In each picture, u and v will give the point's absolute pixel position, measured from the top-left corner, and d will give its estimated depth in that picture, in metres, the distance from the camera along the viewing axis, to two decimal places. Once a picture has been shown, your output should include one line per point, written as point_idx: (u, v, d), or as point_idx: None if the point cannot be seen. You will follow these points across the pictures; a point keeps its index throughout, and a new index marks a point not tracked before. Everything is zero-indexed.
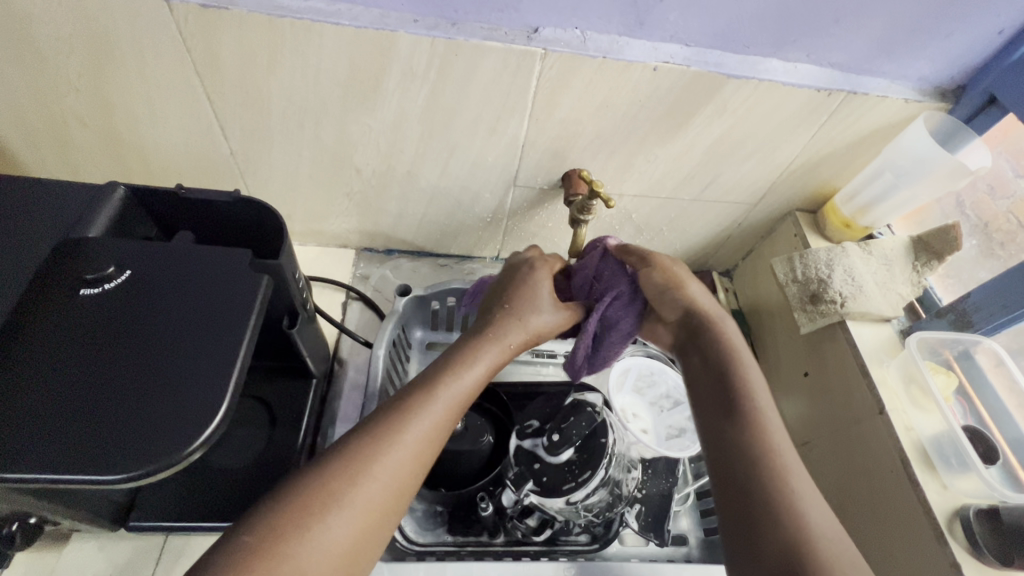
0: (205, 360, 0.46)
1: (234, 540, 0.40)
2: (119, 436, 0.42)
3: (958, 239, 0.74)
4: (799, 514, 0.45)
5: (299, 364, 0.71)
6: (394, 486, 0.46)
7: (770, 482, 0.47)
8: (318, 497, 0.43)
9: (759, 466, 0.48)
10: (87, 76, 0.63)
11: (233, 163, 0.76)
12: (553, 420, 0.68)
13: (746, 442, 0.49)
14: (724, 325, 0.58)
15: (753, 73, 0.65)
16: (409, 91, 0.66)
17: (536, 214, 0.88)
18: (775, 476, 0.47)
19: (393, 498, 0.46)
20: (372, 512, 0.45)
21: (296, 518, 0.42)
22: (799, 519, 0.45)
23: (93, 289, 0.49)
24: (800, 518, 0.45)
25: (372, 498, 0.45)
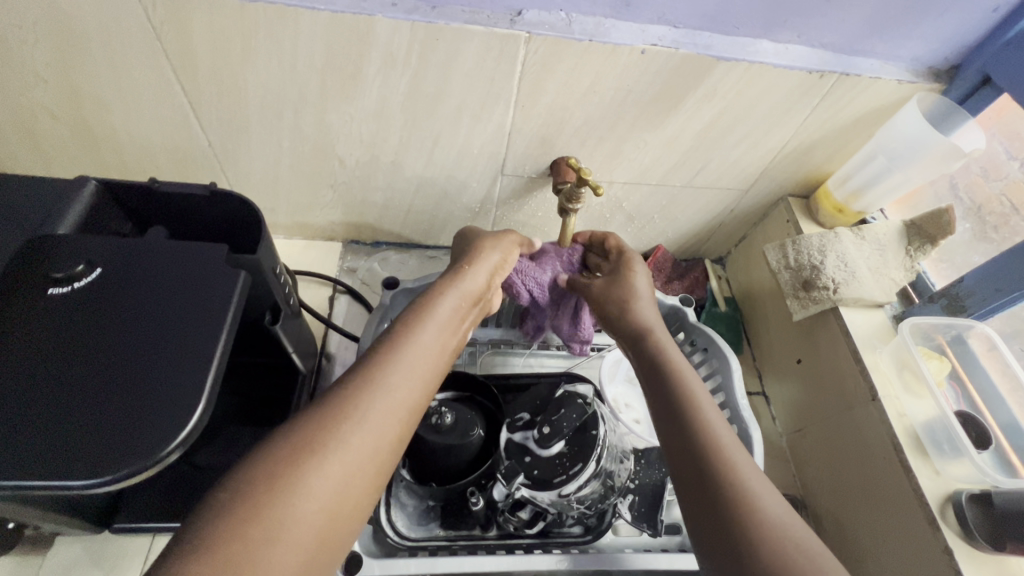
0: (177, 360, 0.45)
1: (215, 500, 0.37)
2: (88, 440, 0.41)
3: (951, 222, 0.73)
4: (754, 507, 0.42)
5: (282, 360, 0.69)
6: (388, 434, 0.44)
7: (720, 474, 0.44)
8: (302, 452, 0.40)
9: (702, 461, 0.45)
10: (54, 65, 0.60)
11: (212, 155, 0.74)
12: (543, 413, 0.67)
13: (687, 430, 0.48)
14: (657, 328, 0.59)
15: (744, 55, 0.63)
16: (390, 78, 0.64)
17: (525, 204, 0.87)
18: (726, 474, 0.44)
19: (386, 446, 0.44)
20: (361, 463, 0.42)
21: (280, 477, 0.38)
22: (754, 509, 0.42)
23: (59, 287, 0.47)
24: (759, 510, 0.42)
25: (366, 444, 0.42)
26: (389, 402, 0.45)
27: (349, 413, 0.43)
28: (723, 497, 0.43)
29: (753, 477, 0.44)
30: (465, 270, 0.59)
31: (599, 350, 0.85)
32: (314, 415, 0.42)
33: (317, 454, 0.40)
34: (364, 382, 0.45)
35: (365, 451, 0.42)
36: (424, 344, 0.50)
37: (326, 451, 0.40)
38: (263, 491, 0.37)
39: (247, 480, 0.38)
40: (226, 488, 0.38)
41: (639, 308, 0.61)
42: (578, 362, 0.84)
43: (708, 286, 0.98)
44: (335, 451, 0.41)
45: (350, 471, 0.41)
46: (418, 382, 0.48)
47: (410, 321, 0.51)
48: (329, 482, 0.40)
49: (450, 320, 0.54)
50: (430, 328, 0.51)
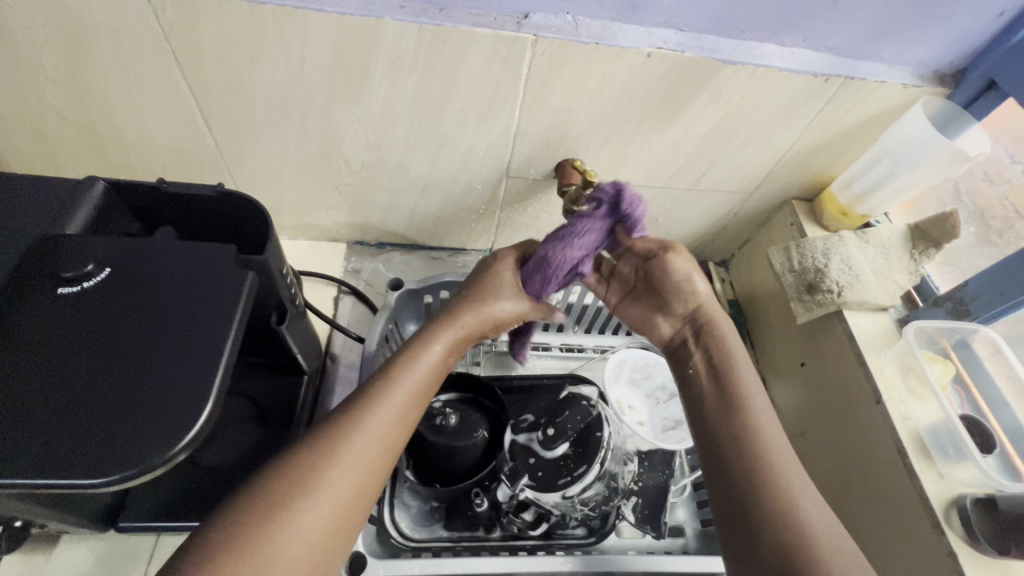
0: (186, 360, 0.45)
1: (203, 537, 0.41)
2: (97, 439, 0.41)
3: (956, 226, 0.73)
4: (799, 524, 0.48)
5: (289, 360, 0.70)
6: (367, 473, 0.48)
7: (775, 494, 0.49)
8: (285, 492, 0.44)
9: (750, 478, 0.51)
10: (63, 66, 0.61)
11: (218, 156, 0.74)
12: (548, 414, 0.67)
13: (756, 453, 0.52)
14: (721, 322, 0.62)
15: (749, 58, 0.64)
16: (397, 80, 0.64)
17: (528, 206, 0.87)
18: (775, 495, 0.49)
19: (363, 490, 0.48)
20: (335, 506, 0.45)
21: (261, 521, 0.42)
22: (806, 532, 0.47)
23: (70, 287, 0.47)
24: (804, 521, 0.48)
25: (346, 480, 0.46)
26: (363, 447, 0.48)
27: (331, 451, 0.47)
28: (769, 518, 0.48)
29: (799, 495, 0.50)
30: (462, 320, 0.60)
31: (603, 351, 0.86)
32: (297, 459, 0.46)
33: (298, 496, 0.44)
34: (345, 429, 0.48)
35: (345, 488, 0.46)
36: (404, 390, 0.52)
37: (301, 497, 0.44)
38: (247, 531, 0.42)
39: (232, 523, 0.42)
40: (219, 523, 0.42)
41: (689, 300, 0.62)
42: (582, 363, 0.84)
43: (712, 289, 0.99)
44: (308, 495, 0.44)
45: (330, 507, 0.45)
46: (395, 430, 0.51)
47: (392, 368, 0.54)
48: (311, 516, 0.44)
49: (437, 368, 0.57)
50: (412, 376, 0.54)
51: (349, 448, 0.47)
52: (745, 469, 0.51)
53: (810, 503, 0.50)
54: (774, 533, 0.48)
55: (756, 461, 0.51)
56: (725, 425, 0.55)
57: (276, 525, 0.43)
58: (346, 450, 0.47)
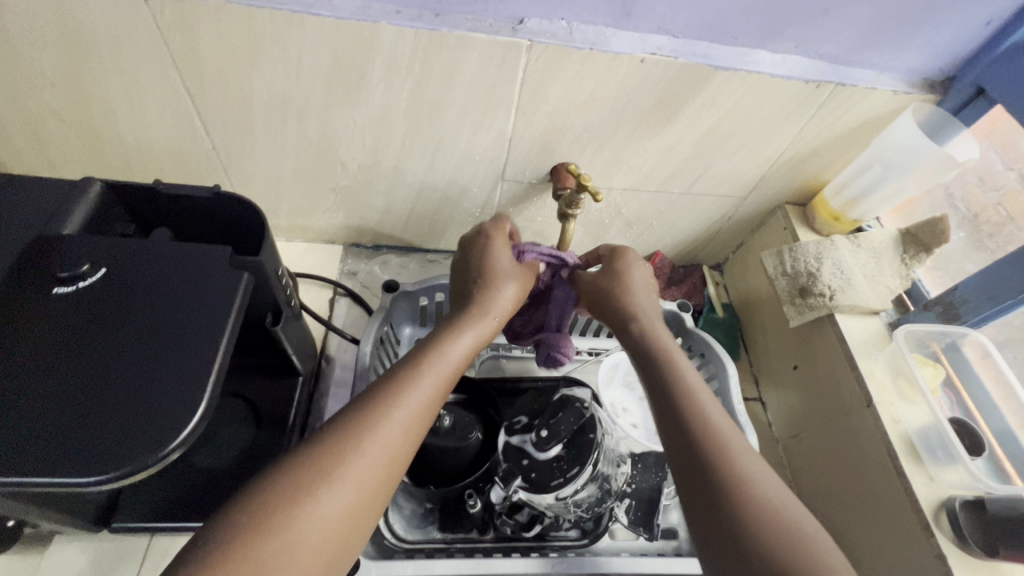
0: (180, 360, 0.45)
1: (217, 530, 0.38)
2: (89, 438, 0.41)
3: (946, 231, 0.74)
4: (759, 502, 0.44)
5: (283, 362, 0.70)
6: (397, 454, 0.46)
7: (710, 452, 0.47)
8: (310, 476, 0.42)
9: (703, 457, 0.46)
10: (62, 68, 0.61)
11: (216, 158, 0.75)
12: (541, 416, 0.68)
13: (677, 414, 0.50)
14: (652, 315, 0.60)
15: (742, 64, 0.65)
16: (393, 84, 0.65)
17: (524, 209, 0.87)
18: (737, 475, 0.45)
19: (382, 484, 0.45)
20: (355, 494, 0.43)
21: (285, 505, 0.40)
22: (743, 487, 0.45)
23: (65, 287, 0.47)
24: (748, 484, 0.45)
25: (376, 461, 0.44)
26: (395, 429, 0.46)
27: (363, 433, 0.45)
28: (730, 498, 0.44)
29: (752, 466, 0.46)
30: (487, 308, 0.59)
31: (597, 354, 0.86)
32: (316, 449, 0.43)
33: (325, 478, 0.42)
34: (375, 412, 0.46)
35: (374, 470, 0.44)
36: (432, 380, 0.51)
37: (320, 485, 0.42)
38: (269, 517, 0.39)
39: (257, 510, 0.40)
40: (240, 513, 0.39)
41: (632, 297, 0.61)
42: (575, 366, 0.84)
43: (706, 292, 1.00)
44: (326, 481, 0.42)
45: (358, 489, 0.43)
46: (420, 422, 0.48)
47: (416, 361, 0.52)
48: (338, 497, 0.42)
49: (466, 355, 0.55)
50: (438, 367, 0.52)
51: (381, 430, 0.46)
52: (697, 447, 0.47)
53: (764, 474, 0.46)
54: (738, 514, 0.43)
55: (706, 437, 0.48)
56: (659, 395, 0.52)
57: (294, 515, 0.40)
58: (379, 432, 0.45)
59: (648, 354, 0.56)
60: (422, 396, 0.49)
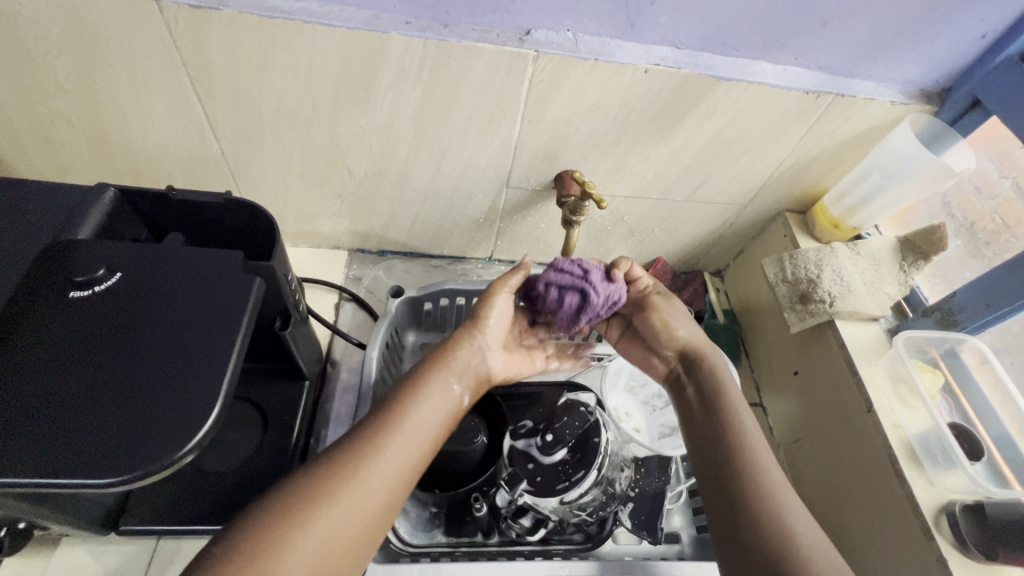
0: (194, 364, 0.46)
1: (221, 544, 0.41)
2: (106, 441, 0.42)
3: (943, 239, 0.75)
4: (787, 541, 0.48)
5: (290, 365, 0.71)
6: (366, 505, 0.47)
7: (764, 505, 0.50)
8: (283, 523, 0.43)
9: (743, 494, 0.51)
10: (76, 75, 0.62)
11: (225, 164, 0.76)
12: (546, 420, 0.69)
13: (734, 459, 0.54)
14: (713, 356, 0.64)
15: (743, 75, 0.66)
16: (401, 92, 0.66)
17: (528, 215, 0.88)
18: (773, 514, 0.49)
19: (354, 522, 0.46)
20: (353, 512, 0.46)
21: (254, 552, 0.41)
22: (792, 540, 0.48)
23: (82, 291, 0.48)
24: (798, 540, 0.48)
25: (343, 511, 0.45)
26: (364, 477, 0.47)
27: (332, 484, 0.46)
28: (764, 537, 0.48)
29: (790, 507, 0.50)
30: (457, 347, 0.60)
31: (600, 359, 0.86)
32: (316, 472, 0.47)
33: (295, 526, 0.43)
34: (346, 460, 0.48)
35: (341, 521, 0.45)
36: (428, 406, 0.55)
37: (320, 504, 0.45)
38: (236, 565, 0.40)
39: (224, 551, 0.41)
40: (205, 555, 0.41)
41: (687, 334, 0.66)
42: (580, 371, 0.85)
43: (707, 298, 1.01)
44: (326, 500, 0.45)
45: (322, 540, 0.44)
46: (418, 447, 0.52)
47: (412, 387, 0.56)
48: (304, 549, 0.42)
49: (441, 395, 0.56)
50: (432, 394, 0.56)
51: (350, 481, 0.47)
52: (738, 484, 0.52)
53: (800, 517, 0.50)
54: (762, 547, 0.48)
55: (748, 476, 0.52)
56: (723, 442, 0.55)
57: (294, 532, 0.43)
58: (348, 482, 0.46)
59: (710, 396, 0.60)
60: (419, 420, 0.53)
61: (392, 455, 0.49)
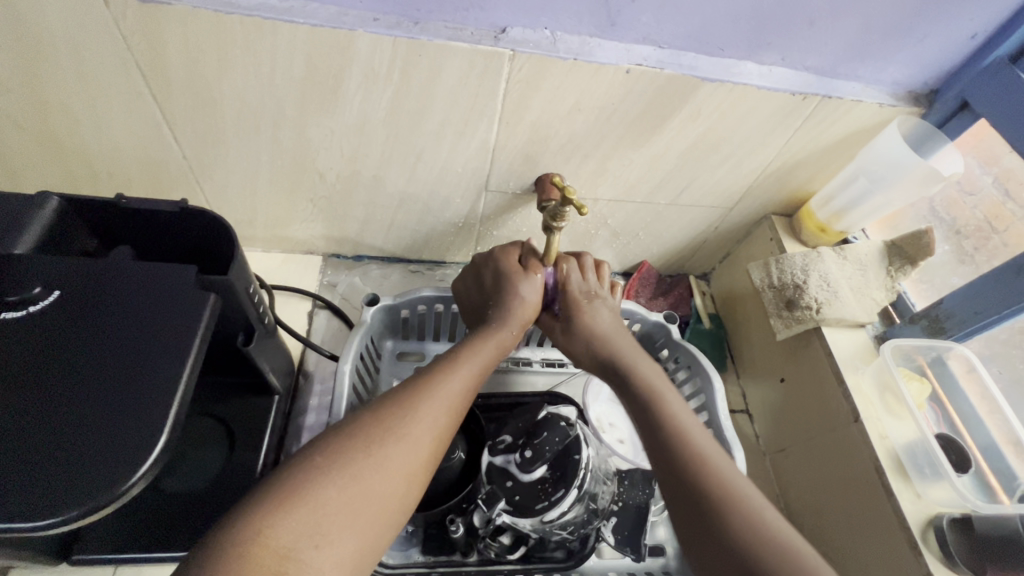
0: (139, 391, 0.43)
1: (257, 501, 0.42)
2: (35, 479, 0.38)
3: (931, 244, 0.74)
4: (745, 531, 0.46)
5: (258, 379, 0.67)
6: (417, 453, 0.49)
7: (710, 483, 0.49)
8: (338, 464, 0.45)
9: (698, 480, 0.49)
10: (19, 74, 0.58)
11: (187, 168, 0.72)
12: (526, 435, 0.66)
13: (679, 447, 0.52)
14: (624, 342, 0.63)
15: (728, 76, 0.64)
16: (372, 93, 0.63)
17: (508, 219, 0.85)
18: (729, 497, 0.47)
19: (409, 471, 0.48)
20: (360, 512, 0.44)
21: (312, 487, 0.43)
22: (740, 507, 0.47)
23: (15, 312, 0.44)
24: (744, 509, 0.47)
25: (398, 458, 0.48)
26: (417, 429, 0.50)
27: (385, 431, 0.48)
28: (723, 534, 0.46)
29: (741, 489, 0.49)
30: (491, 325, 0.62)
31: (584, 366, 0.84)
32: (348, 437, 0.47)
33: (350, 467, 0.45)
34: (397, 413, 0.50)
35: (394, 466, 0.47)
36: (447, 393, 0.54)
37: (321, 508, 0.42)
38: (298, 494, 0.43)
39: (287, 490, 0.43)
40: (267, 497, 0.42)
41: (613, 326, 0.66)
42: (562, 380, 0.83)
43: (693, 302, 0.98)
44: (327, 498, 0.43)
45: (376, 481, 0.46)
46: (423, 450, 0.50)
47: (417, 390, 0.53)
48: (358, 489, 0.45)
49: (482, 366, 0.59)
50: (439, 395, 0.53)
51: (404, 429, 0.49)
52: (684, 476, 0.50)
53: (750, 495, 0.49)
54: (731, 545, 0.45)
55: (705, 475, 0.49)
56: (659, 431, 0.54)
57: (350, 472, 0.45)
58: (401, 430, 0.49)
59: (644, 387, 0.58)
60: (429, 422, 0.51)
61: (438, 411, 0.52)
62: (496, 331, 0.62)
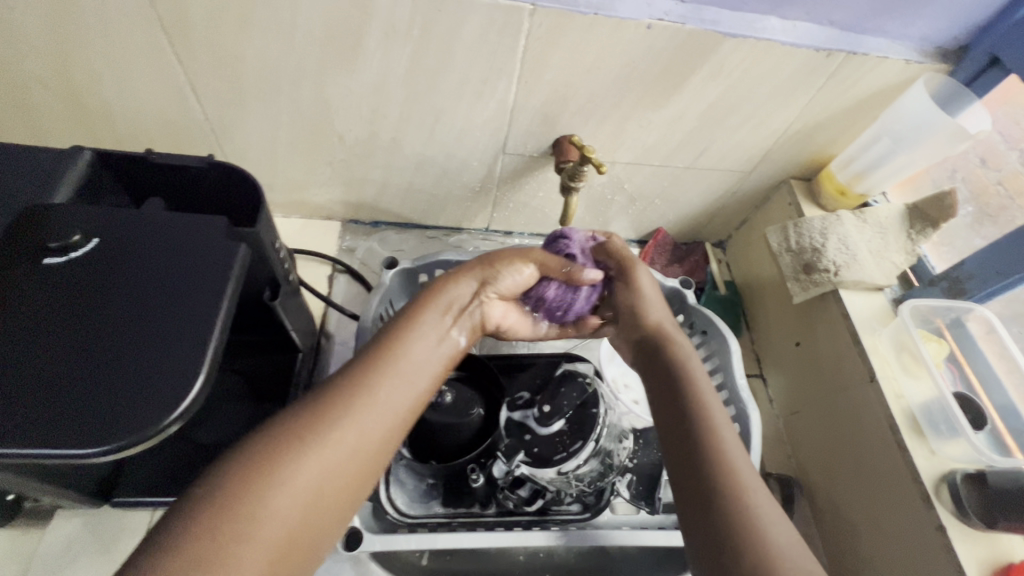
0: (176, 334, 0.44)
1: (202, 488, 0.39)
2: (83, 413, 0.40)
3: (954, 204, 0.73)
4: (747, 515, 0.41)
5: (282, 338, 0.69)
6: (373, 436, 0.44)
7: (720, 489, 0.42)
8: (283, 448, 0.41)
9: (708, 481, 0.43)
10: (46, 33, 0.59)
11: (208, 129, 0.73)
12: (545, 393, 0.68)
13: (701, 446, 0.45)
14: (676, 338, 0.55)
15: (751, 31, 0.63)
16: (391, 50, 0.63)
17: (525, 183, 0.86)
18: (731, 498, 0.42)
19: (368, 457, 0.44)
20: (313, 501, 0.41)
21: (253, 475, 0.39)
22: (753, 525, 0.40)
23: (57, 258, 0.46)
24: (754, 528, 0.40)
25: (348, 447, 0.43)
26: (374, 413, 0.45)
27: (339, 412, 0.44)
28: (721, 515, 0.41)
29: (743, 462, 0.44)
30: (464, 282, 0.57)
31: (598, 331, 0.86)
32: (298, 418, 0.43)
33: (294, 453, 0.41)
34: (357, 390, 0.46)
35: (346, 452, 0.43)
36: (412, 374, 0.49)
37: (261, 504, 0.38)
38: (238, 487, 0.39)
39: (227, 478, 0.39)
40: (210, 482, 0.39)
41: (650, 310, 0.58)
42: (577, 343, 0.84)
43: (709, 269, 0.99)
44: (288, 490, 0.40)
45: (321, 471, 0.41)
46: (388, 429, 0.46)
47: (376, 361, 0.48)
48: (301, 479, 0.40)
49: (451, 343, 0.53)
50: (414, 361, 0.49)
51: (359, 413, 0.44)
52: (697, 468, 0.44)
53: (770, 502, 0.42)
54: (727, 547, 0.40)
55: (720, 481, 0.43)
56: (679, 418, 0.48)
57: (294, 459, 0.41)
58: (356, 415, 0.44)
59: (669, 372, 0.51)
60: (396, 393, 0.47)
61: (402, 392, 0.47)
62: (474, 288, 0.57)
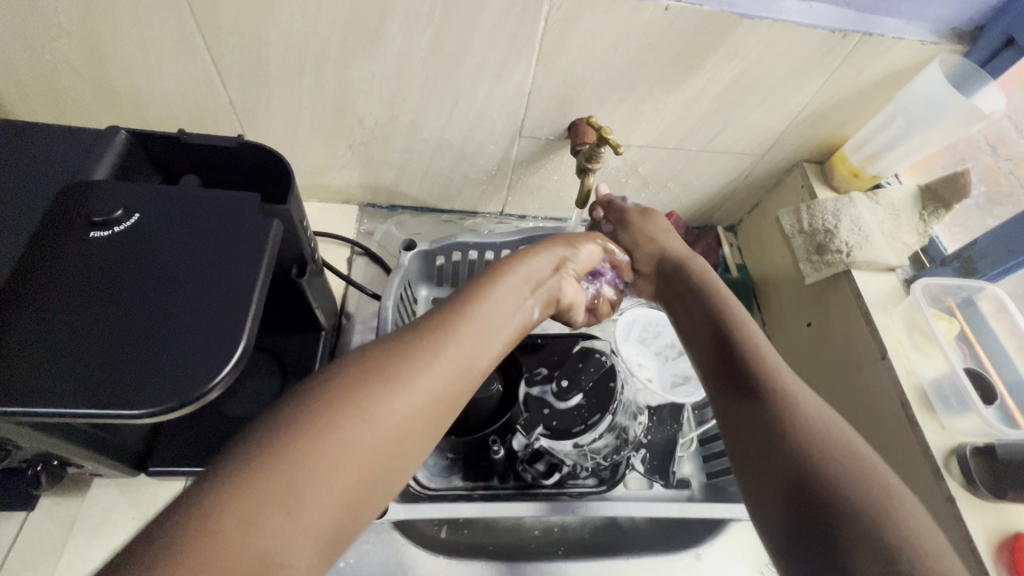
0: (216, 304, 0.46)
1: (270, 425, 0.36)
2: (133, 377, 0.42)
3: (967, 185, 0.74)
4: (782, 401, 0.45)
5: (306, 316, 0.71)
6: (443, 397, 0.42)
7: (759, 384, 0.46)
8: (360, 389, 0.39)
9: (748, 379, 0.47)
10: (78, 17, 0.60)
11: (232, 113, 0.75)
12: (561, 368, 0.70)
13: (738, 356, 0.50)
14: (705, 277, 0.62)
15: (768, 12, 0.63)
16: (413, 33, 0.64)
17: (541, 166, 0.87)
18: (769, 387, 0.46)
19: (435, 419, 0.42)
20: (379, 453, 0.38)
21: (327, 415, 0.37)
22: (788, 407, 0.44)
23: (101, 231, 0.48)
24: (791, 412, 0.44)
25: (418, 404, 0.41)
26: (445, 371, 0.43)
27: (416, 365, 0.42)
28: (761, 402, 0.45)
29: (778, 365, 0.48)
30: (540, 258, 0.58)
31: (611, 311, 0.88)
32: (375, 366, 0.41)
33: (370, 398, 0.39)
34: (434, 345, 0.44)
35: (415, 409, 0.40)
36: (487, 341, 0.47)
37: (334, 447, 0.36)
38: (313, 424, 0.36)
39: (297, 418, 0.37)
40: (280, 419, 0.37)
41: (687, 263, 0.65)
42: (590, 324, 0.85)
43: (721, 252, 1.00)
44: (359, 437, 0.37)
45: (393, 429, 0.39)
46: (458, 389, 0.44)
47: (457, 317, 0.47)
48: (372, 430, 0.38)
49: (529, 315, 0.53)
50: (492, 324, 0.48)
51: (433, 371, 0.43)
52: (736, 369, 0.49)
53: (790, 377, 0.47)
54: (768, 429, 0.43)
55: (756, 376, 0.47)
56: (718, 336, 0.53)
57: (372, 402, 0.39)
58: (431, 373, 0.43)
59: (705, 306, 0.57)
60: (468, 350, 0.45)
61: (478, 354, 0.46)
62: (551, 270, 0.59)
